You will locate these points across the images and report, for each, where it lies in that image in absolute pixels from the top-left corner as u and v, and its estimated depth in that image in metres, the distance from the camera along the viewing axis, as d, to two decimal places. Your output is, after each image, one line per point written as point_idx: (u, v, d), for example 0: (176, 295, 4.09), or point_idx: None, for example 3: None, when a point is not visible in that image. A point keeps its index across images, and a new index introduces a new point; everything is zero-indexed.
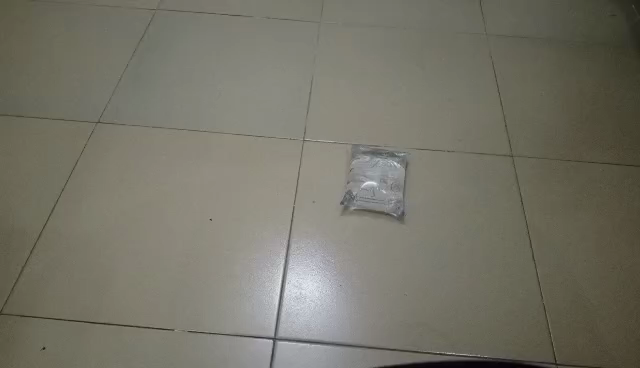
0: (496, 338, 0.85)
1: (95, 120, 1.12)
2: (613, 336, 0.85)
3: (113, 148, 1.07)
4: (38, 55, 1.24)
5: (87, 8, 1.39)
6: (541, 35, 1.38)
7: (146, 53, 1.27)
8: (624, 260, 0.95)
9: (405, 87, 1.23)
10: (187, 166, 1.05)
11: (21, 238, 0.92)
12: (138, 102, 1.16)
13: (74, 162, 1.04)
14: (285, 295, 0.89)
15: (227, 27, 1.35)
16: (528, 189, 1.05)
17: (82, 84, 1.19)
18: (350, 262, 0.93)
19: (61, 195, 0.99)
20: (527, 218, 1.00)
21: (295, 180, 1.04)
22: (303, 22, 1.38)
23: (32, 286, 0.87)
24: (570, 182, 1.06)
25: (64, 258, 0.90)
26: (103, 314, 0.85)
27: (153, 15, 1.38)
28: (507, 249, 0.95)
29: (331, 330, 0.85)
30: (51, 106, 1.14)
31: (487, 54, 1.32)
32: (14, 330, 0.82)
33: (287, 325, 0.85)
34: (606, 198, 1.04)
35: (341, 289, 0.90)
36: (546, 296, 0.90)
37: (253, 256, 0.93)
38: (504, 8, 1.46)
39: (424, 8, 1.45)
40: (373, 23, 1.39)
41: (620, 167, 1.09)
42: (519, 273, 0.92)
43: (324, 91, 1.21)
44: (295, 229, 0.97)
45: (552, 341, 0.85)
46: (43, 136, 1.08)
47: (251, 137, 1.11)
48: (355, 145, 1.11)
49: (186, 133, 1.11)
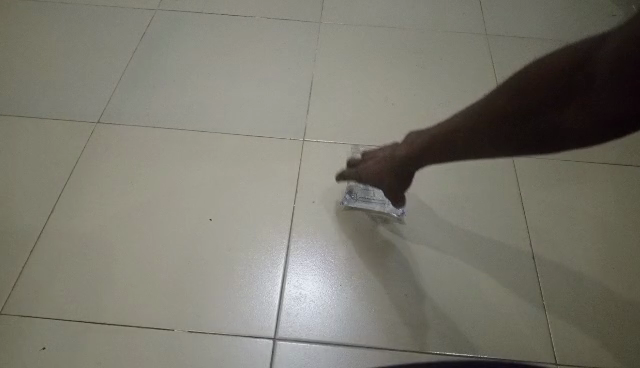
0: (495, 339, 0.83)
1: (96, 123, 1.13)
2: (614, 336, 0.84)
3: (114, 150, 1.08)
4: (39, 58, 1.26)
5: (87, 11, 1.40)
6: (541, 35, 1.38)
7: (147, 56, 1.28)
8: (626, 260, 0.93)
9: (403, 88, 1.23)
10: (185, 168, 1.05)
11: (21, 238, 0.93)
12: (139, 105, 1.17)
13: (75, 164, 1.05)
14: (285, 295, 0.88)
15: (228, 28, 1.36)
16: (529, 189, 1.04)
17: (83, 86, 1.20)
18: (349, 262, 0.92)
19: (61, 196, 0.99)
20: (527, 218, 0.99)
21: (295, 181, 1.04)
22: (303, 22, 1.39)
23: (31, 286, 0.87)
24: (571, 181, 1.05)
25: (63, 259, 0.91)
26: (102, 314, 0.85)
27: (154, 17, 1.39)
28: (507, 249, 0.94)
29: (331, 331, 0.84)
30: (53, 108, 1.15)
31: (487, 55, 1.32)
32: (12, 329, 0.82)
33: (287, 325, 0.84)
34: (607, 197, 1.03)
35: (341, 289, 0.89)
36: (546, 295, 0.89)
37: (253, 256, 0.92)
38: (505, 8, 1.46)
39: (423, 8, 1.45)
40: (373, 23, 1.40)
41: (623, 167, 1.08)
42: (520, 273, 0.91)
43: (323, 91, 1.21)
44: (295, 229, 0.96)
45: (553, 342, 0.83)
46: (44, 138, 1.09)
47: (251, 138, 1.11)
48: (355, 145, 1.10)
49: (186, 135, 1.11)
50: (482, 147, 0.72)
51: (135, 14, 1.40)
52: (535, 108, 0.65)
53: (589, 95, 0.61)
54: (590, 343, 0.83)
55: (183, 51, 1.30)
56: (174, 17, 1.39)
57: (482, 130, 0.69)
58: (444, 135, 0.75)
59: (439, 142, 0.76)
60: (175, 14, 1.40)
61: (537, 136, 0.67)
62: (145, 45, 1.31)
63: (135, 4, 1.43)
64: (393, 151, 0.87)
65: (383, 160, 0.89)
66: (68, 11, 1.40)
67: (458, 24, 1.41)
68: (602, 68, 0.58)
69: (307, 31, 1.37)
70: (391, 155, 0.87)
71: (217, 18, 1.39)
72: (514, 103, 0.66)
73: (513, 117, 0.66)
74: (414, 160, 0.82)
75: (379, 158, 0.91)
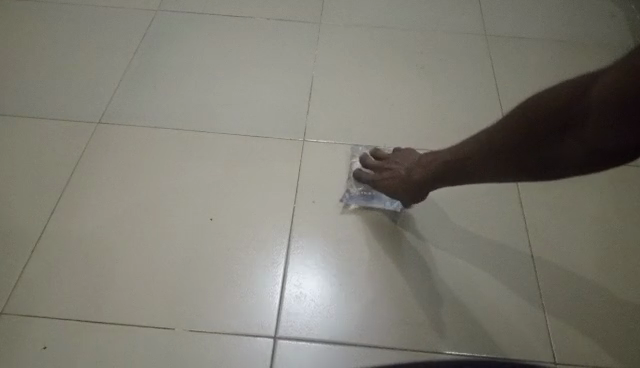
0: (494, 338, 0.84)
1: (96, 123, 1.13)
2: (612, 336, 0.85)
3: (114, 151, 1.08)
4: (40, 58, 1.27)
5: (87, 11, 1.41)
6: (540, 35, 1.39)
7: (147, 57, 1.29)
8: (624, 260, 0.94)
9: (403, 88, 1.23)
10: (186, 168, 1.06)
11: (22, 238, 0.93)
12: (140, 105, 1.17)
13: (76, 165, 1.05)
14: (285, 295, 0.88)
15: (228, 29, 1.37)
16: (528, 189, 1.04)
17: (83, 87, 1.21)
18: (350, 262, 0.92)
19: (62, 196, 1.00)
20: (526, 218, 0.99)
21: (295, 181, 1.04)
22: (303, 23, 1.39)
23: (32, 285, 0.88)
24: (570, 182, 1.05)
25: (64, 258, 0.91)
26: (102, 314, 0.85)
27: (154, 18, 1.39)
28: (507, 249, 0.95)
29: (331, 330, 0.84)
30: (53, 109, 1.15)
31: (487, 55, 1.33)
32: (13, 329, 0.83)
33: (288, 325, 0.85)
34: (606, 198, 1.03)
35: (341, 289, 0.89)
36: (545, 295, 0.89)
37: (253, 255, 0.93)
38: (504, 9, 1.47)
39: (423, 8, 1.45)
40: (372, 24, 1.40)
41: (621, 167, 1.08)
42: (519, 273, 0.92)
43: (323, 91, 1.22)
44: (295, 229, 0.97)
45: (552, 341, 0.84)
46: (45, 138, 1.09)
47: (251, 138, 1.11)
48: (354, 145, 1.11)
49: (186, 135, 1.11)
50: (491, 171, 0.75)
51: (135, 14, 1.40)
52: (533, 140, 0.67)
53: (586, 126, 0.62)
54: (589, 342, 0.84)
55: (183, 51, 1.30)
56: (174, 17, 1.40)
57: (491, 155, 0.73)
58: (457, 157, 0.79)
59: (452, 166, 0.81)
60: (175, 14, 1.40)
61: (539, 164, 0.69)
62: (145, 46, 1.31)
63: (135, 4, 1.43)
64: (410, 170, 0.91)
65: (399, 178, 0.93)
66: (68, 12, 1.40)
67: (457, 24, 1.41)
68: (597, 102, 0.59)
69: (307, 31, 1.37)
70: (408, 174, 0.91)
71: (218, 19, 1.40)
72: (516, 135, 0.69)
73: (514, 146, 0.70)
74: (430, 181, 0.87)
75: (395, 174, 0.95)
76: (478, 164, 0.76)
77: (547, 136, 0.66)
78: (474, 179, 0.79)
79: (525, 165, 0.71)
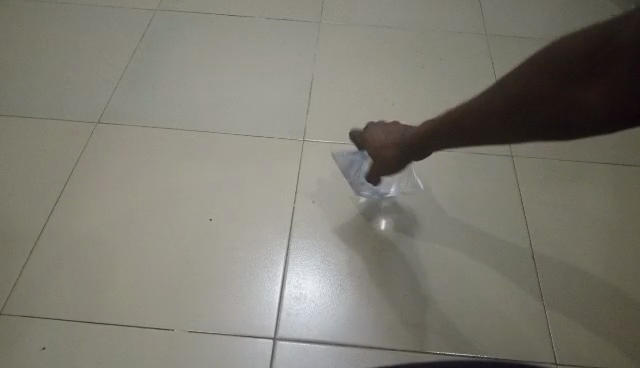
0: (495, 338, 0.84)
1: (96, 123, 1.13)
2: (614, 336, 0.84)
3: (113, 150, 1.08)
4: (39, 58, 1.26)
5: (87, 11, 1.40)
6: (541, 35, 1.39)
7: (147, 56, 1.28)
8: (626, 260, 0.93)
9: (403, 88, 1.23)
10: (185, 167, 1.05)
11: (21, 238, 0.93)
12: (139, 105, 1.17)
13: (75, 164, 1.05)
14: (285, 295, 0.88)
15: (228, 28, 1.36)
16: (529, 189, 1.04)
17: (83, 86, 1.20)
18: (350, 262, 0.92)
19: (61, 196, 1.00)
20: (527, 218, 0.99)
21: (295, 181, 1.04)
22: (303, 22, 1.39)
23: (31, 286, 0.87)
24: (571, 181, 1.05)
25: (63, 259, 0.91)
26: (102, 314, 0.85)
27: (154, 18, 1.39)
28: (507, 249, 0.94)
29: (331, 330, 0.84)
30: (53, 109, 1.15)
31: (487, 55, 1.32)
32: (12, 329, 0.82)
33: (287, 325, 0.84)
34: (608, 198, 1.03)
35: (341, 289, 0.89)
36: (546, 295, 0.89)
37: (253, 256, 0.92)
38: (505, 9, 1.46)
39: (423, 8, 1.45)
40: (372, 23, 1.40)
41: (623, 167, 1.08)
42: (519, 274, 0.91)
43: (323, 91, 1.22)
44: (295, 229, 0.96)
45: (552, 342, 0.83)
46: (44, 138, 1.09)
47: (251, 138, 1.11)
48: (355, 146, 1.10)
49: (186, 135, 1.11)
50: (489, 123, 0.70)
51: (135, 14, 1.40)
52: (546, 88, 0.63)
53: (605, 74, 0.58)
54: (590, 343, 0.83)
55: (183, 50, 1.30)
56: (174, 17, 1.39)
57: (493, 104, 0.68)
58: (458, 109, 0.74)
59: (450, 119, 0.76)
60: (175, 14, 1.40)
61: (542, 118, 0.65)
62: (145, 45, 1.31)
63: (134, 4, 1.43)
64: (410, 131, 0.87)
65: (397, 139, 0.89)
66: (67, 11, 1.40)
67: (457, 24, 1.41)
68: (624, 45, 0.55)
69: (307, 31, 1.37)
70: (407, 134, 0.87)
71: (217, 18, 1.39)
72: (526, 83, 0.65)
73: (525, 93, 0.65)
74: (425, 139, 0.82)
75: (394, 136, 0.90)
76: (479, 114, 0.70)
77: (559, 87, 0.62)
78: (471, 133, 0.73)
79: (527, 118, 0.66)
